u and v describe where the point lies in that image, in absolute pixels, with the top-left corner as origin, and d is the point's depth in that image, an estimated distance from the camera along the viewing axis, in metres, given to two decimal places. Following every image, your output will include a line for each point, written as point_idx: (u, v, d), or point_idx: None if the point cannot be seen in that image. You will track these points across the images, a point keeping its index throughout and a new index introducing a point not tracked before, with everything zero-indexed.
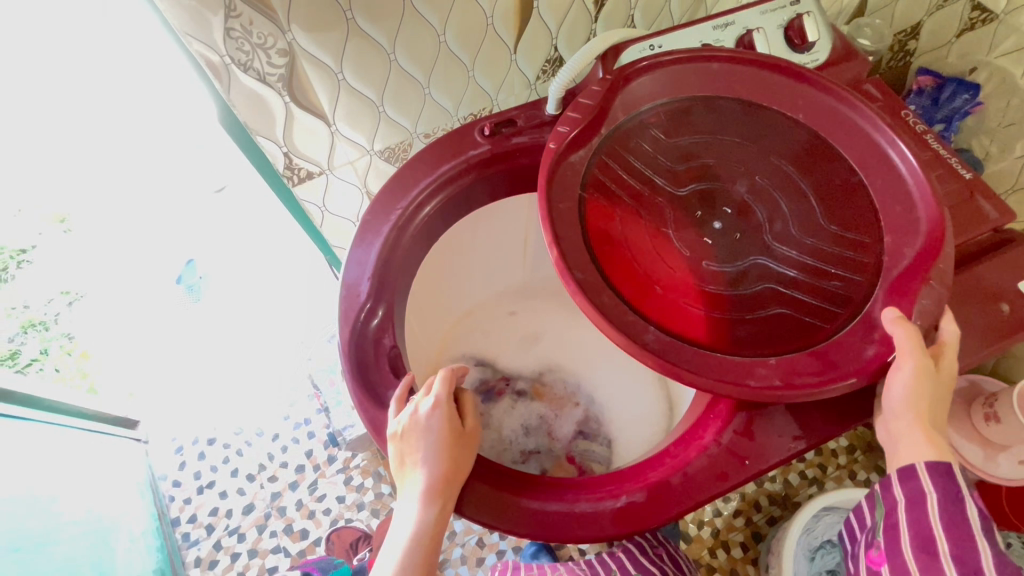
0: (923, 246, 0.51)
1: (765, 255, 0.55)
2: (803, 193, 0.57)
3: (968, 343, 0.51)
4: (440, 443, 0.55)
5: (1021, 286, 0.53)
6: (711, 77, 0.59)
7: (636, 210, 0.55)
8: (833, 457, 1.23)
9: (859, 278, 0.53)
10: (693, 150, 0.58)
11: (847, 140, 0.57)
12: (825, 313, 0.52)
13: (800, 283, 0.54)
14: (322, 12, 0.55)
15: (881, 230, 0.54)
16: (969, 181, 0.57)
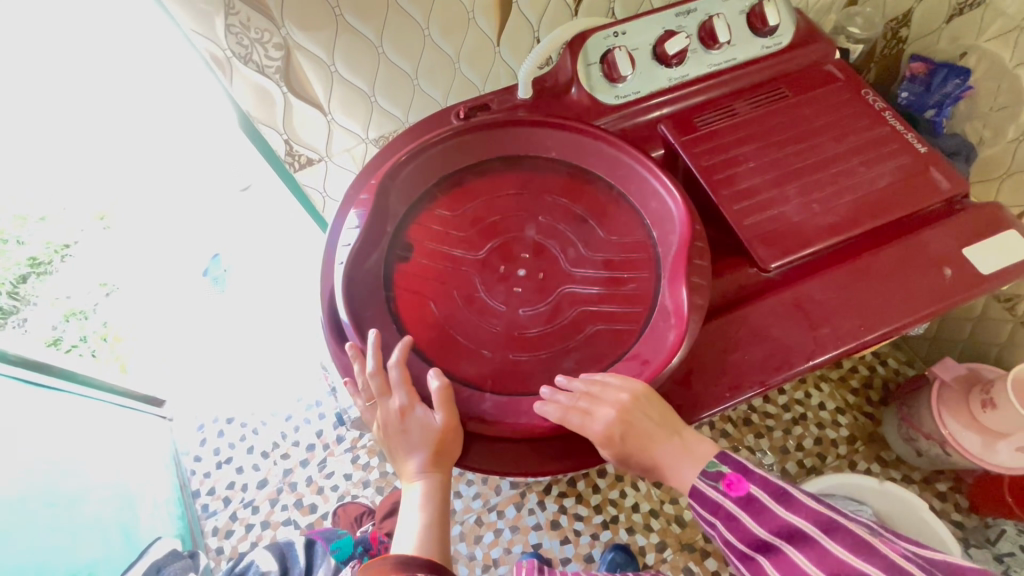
0: (678, 242, 0.55)
1: (569, 283, 0.57)
2: (631, 206, 0.60)
3: (909, 304, 0.53)
4: (415, 435, 0.56)
5: (964, 252, 0.55)
6: (501, 143, 0.63)
7: (449, 269, 0.58)
8: (832, 447, 1.23)
9: (645, 274, 0.57)
10: (507, 216, 0.61)
11: (640, 195, 0.60)
12: (627, 317, 0.55)
13: (604, 298, 0.56)
14: (314, 10, 0.62)
15: (650, 229, 0.59)
16: (923, 155, 0.59)
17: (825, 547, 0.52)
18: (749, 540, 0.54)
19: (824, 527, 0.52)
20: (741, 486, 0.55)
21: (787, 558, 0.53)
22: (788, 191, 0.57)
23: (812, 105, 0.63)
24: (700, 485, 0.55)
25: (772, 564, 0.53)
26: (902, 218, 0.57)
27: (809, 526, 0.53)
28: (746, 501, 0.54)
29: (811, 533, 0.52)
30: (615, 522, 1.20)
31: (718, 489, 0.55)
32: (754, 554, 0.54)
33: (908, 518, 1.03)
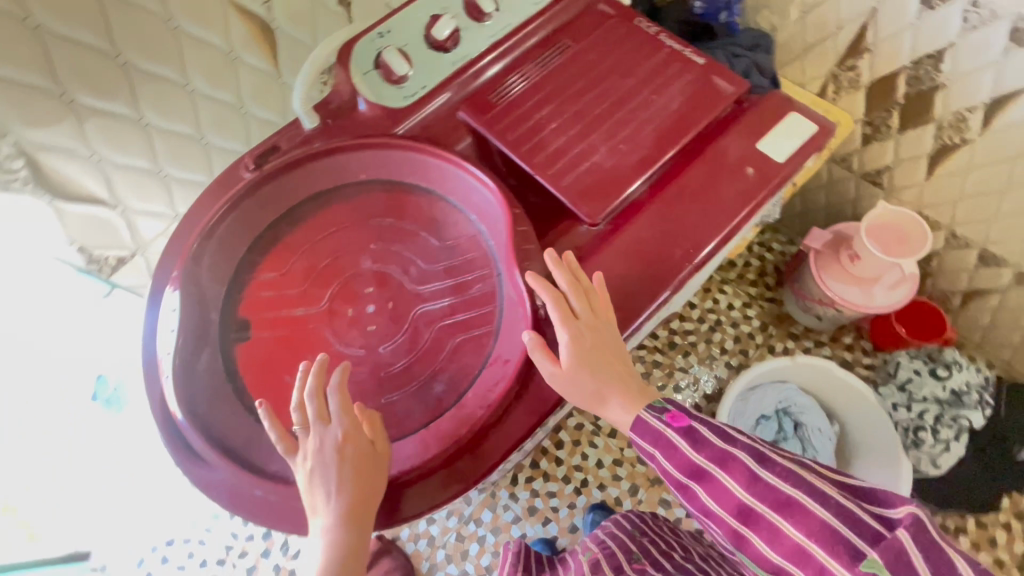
0: (505, 228, 0.54)
1: (419, 303, 0.55)
2: (455, 207, 0.58)
3: (725, 210, 0.56)
4: (341, 472, 0.48)
5: (757, 147, 0.57)
6: (307, 183, 0.59)
7: (293, 332, 0.55)
8: (750, 339, 1.31)
9: (488, 271, 0.55)
10: (338, 256, 0.58)
11: (459, 192, 0.58)
12: (482, 319, 0.54)
13: (456, 307, 0.55)
14: (42, 107, 0.55)
15: (479, 223, 0.57)
16: (702, 67, 0.61)
17: (754, 470, 0.44)
18: (683, 466, 0.48)
19: (761, 455, 0.45)
20: (685, 419, 0.50)
21: (717, 484, 0.46)
22: (594, 141, 0.58)
23: (595, 47, 0.64)
24: (644, 416, 0.51)
25: (704, 490, 0.47)
26: (702, 132, 0.59)
27: (744, 453, 0.45)
28: (685, 430, 0.49)
29: (744, 459, 0.45)
30: (586, 485, 1.22)
31: (661, 419, 0.50)
32: (687, 482, 0.48)
33: (823, 380, 1.13)
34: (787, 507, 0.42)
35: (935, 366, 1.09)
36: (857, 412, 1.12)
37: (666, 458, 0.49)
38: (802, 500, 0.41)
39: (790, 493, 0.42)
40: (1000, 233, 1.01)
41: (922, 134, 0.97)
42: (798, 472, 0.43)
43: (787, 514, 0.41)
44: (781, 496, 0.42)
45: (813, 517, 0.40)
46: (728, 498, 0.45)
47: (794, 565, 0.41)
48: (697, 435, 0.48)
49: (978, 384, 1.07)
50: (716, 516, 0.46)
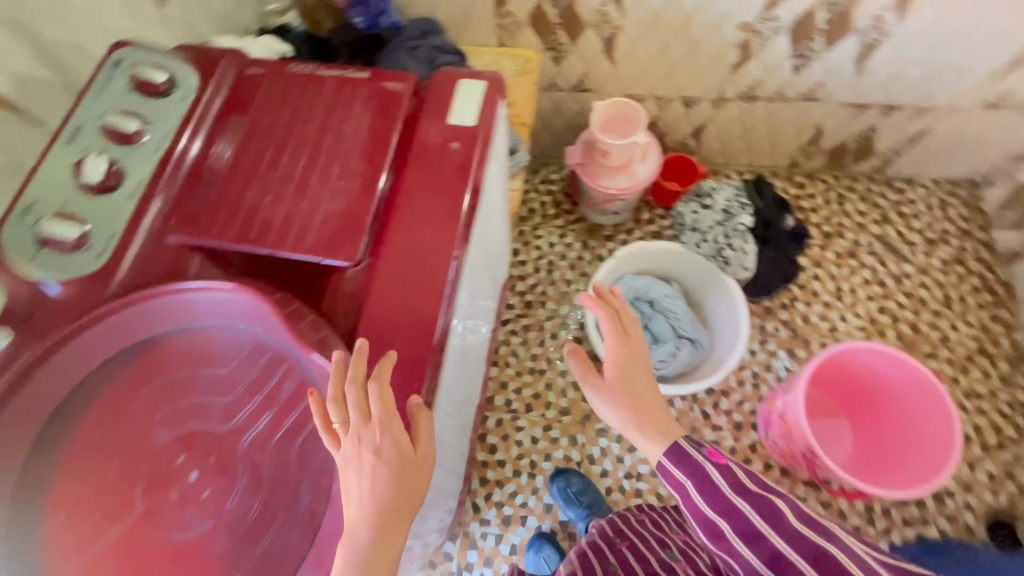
0: (275, 318, 0.52)
1: (239, 438, 0.51)
2: (221, 327, 0.54)
3: (453, 187, 0.57)
4: (378, 481, 0.47)
5: (448, 123, 0.60)
6: (26, 404, 0.48)
7: (121, 556, 0.47)
8: (581, 260, 1.44)
9: (288, 364, 0.53)
10: (123, 451, 0.50)
11: (216, 311, 0.54)
12: (308, 410, 0.51)
13: (277, 417, 0.51)
14: None
15: (253, 327, 0.54)
16: (369, 80, 0.64)
17: (783, 513, 0.55)
18: (718, 503, 0.58)
19: (796, 511, 0.55)
20: (721, 456, 0.61)
21: (745, 521, 0.56)
22: (314, 194, 0.57)
23: (266, 110, 0.63)
24: (682, 445, 0.63)
25: (731, 528, 0.57)
26: (401, 133, 0.61)
27: (781, 500, 0.56)
28: (725, 470, 0.60)
29: (776, 503, 0.55)
30: (536, 464, 1.26)
31: (699, 453, 0.62)
32: (718, 518, 0.58)
33: (646, 259, 1.27)
34: (813, 555, 0.52)
35: (703, 200, 1.27)
36: (679, 266, 1.27)
37: (699, 483, 0.60)
38: (817, 540, 0.52)
39: (820, 544, 0.52)
40: (682, 79, 1.23)
41: (587, 36, 1.14)
42: (826, 528, 0.53)
43: (796, 544, 0.53)
44: (812, 550, 0.52)
45: (837, 563, 0.51)
46: (761, 540, 0.55)
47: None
48: (736, 474, 0.59)
49: (733, 195, 1.27)
50: (722, 531, 0.58)
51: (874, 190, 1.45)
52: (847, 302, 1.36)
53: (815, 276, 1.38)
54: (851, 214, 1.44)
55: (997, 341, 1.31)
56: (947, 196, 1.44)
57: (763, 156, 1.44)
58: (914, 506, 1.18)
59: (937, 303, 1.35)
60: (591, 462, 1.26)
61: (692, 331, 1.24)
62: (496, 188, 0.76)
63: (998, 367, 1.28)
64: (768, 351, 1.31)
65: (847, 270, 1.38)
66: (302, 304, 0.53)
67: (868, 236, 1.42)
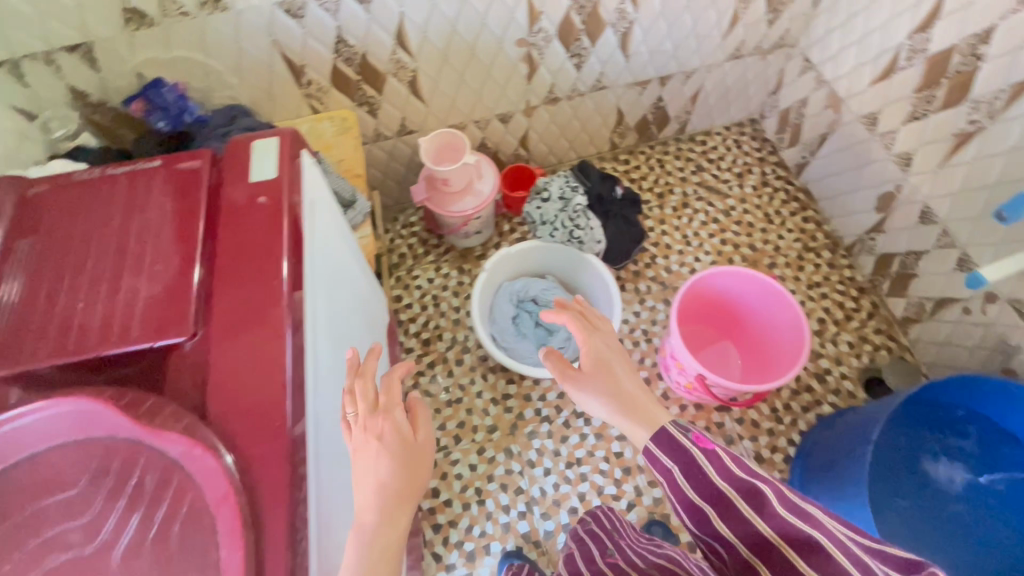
0: (115, 412, 0.50)
1: (107, 554, 0.47)
2: (62, 448, 0.50)
3: (269, 237, 0.59)
4: (384, 473, 0.60)
5: (251, 182, 0.62)
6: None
7: None
8: (465, 287, 1.50)
9: (143, 459, 0.50)
10: None
11: (48, 435, 0.50)
12: (174, 496, 0.48)
13: (145, 515, 0.48)
14: None
15: (98, 436, 0.51)
16: (164, 165, 0.65)
17: (775, 500, 0.52)
18: (703, 489, 0.56)
19: (782, 493, 0.53)
20: (708, 442, 0.59)
21: (734, 511, 0.54)
22: (129, 285, 0.57)
23: (61, 222, 0.62)
24: (671, 430, 0.61)
25: (717, 516, 0.55)
26: (211, 206, 0.63)
27: (768, 488, 0.53)
28: (713, 457, 0.57)
29: (762, 491, 0.53)
30: (482, 488, 1.26)
31: (687, 437, 0.60)
32: (704, 504, 0.56)
33: (510, 260, 1.34)
34: (803, 544, 0.50)
35: (541, 196, 1.34)
36: (543, 258, 1.37)
37: (681, 463, 0.58)
38: (801, 526, 0.50)
39: (810, 533, 0.50)
40: (487, 98, 1.35)
41: (390, 85, 1.24)
42: (807, 512, 0.51)
43: (778, 526, 0.51)
44: (802, 536, 0.50)
45: (824, 553, 0.49)
46: (749, 527, 0.53)
47: (761, 562, 0.52)
48: (729, 462, 0.56)
49: (565, 182, 1.36)
50: (697, 506, 0.57)
51: (683, 148, 1.68)
52: (694, 245, 1.54)
53: (662, 232, 1.56)
54: (671, 172, 1.65)
55: (816, 236, 1.55)
56: (738, 136, 1.70)
57: (585, 144, 1.61)
58: (805, 392, 1.34)
59: (761, 222, 1.58)
60: (530, 466, 1.28)
61: None
62: (331, 227, 0.77)
63: (824, 256, 1.52)
64: (648, 308, 1.44)
65: (687, 219, 1.58)
66: (145, 392, 0.52)
67: (691, 186, 1.63)
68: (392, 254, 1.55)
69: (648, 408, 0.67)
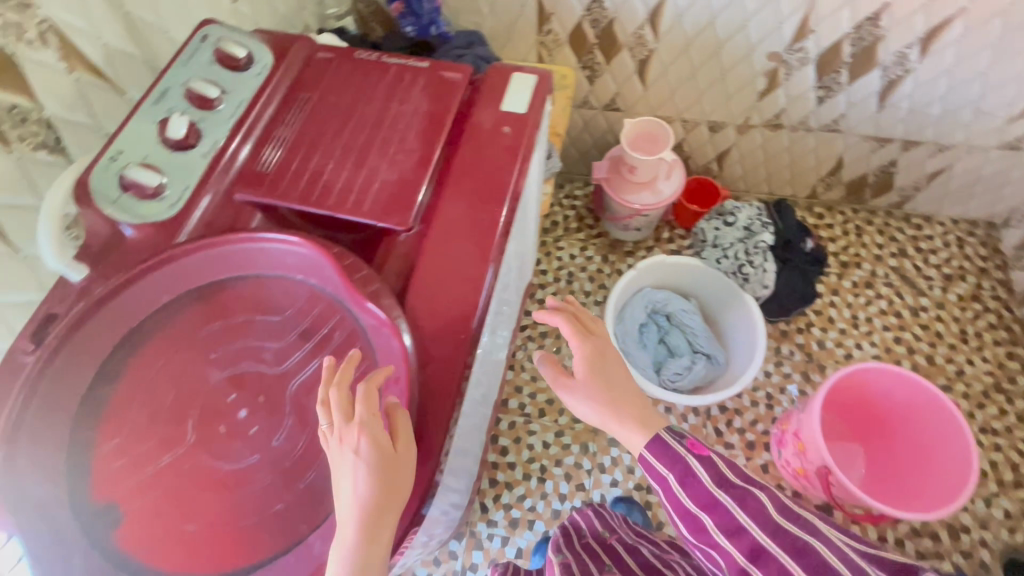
0: (332, 268, 0.56)
1: (287, 382, 0.54)
2: (279, 279, 0.58)
3: (503, 164, 0.61)
4: (363, 484, 0.48)
5: (503, 107, 0.65)
6: (104, 334, 0.53)
7: (171, 473, 0.50)
8: (602, 274, 1.45)
9: (338, 316, 0.56)
10: (179, 386, 0.53)
11: (274, 264, 0.58)
12: (355, 359, 0.54)
13: (325, 364, 0.54)
14: None
15: (308, 281, 0.57)
16: (430, 67, 0.69)
17: (766, 506, 0.55)
18: (700, 497, 0.58)
19: (776, 502, 0.56)
20: (703, 450, 0.61)
21: (728, 515, 0.56)
22: (373, 164, 0.62)
23: (333, 89, 0.68)
24: (664, 436, 0.63)
25: (711, 521, 0.57)
26: (457, 118, 0.66)
27: (761, 494, 0.56)
28: (707, 464, 0.60)
29: (758, 497, 0.56)
30: (547, 468, 1.27)
31: (682, 445, 0.62)
32: (699, 511, 0.58)
33: (663, 270, 1.28)
34: (799, 550, 0.52)
35: (725, 218, 1.28)
36: (699, 283, 1.28)
37: (679, 471, 0.60)
38: (798, 535, 0.53)
39: (805, 538, 0.53)
40: (708, 102, 1.28)
41: (620, 58, 1.21)
42: (799, 516, 0.55)
43: (774, 534, 0.54)
44: (797, 541, 0.53)
45: (819, 557, 0.52)
46: (742, 531, 0.55)
47: (756, 566, 0.54)
48: (727, 471, 0.59)
49: (756, 215, 1.28)
50: (691, 514, 0.59)
51: (893, 225, 1.48)
52: (862, 330, 1.37)
53: (831, 302, 1.40)
54: (868, 245, 1.46)
55: (1014, 380, 1.31)
56: (964, 235, 1.46)
57: (783, 181, 1.47)
58: (926, 537, 1.17)
59: (952, 337, 1.36)
60: (601, 470, 1.26)
61: (707, 346, 1.26)
62: (537, 172, 0.78)
63: (1014, 405, 1.28)
64: (784, 372, 1.32)
65: (864, 299, 1.40)
66: (357, 260, 0.57)
67: (885, 268, 1.43)
68: (545, 219, 1.53)
69: (638, 401, 0.67)
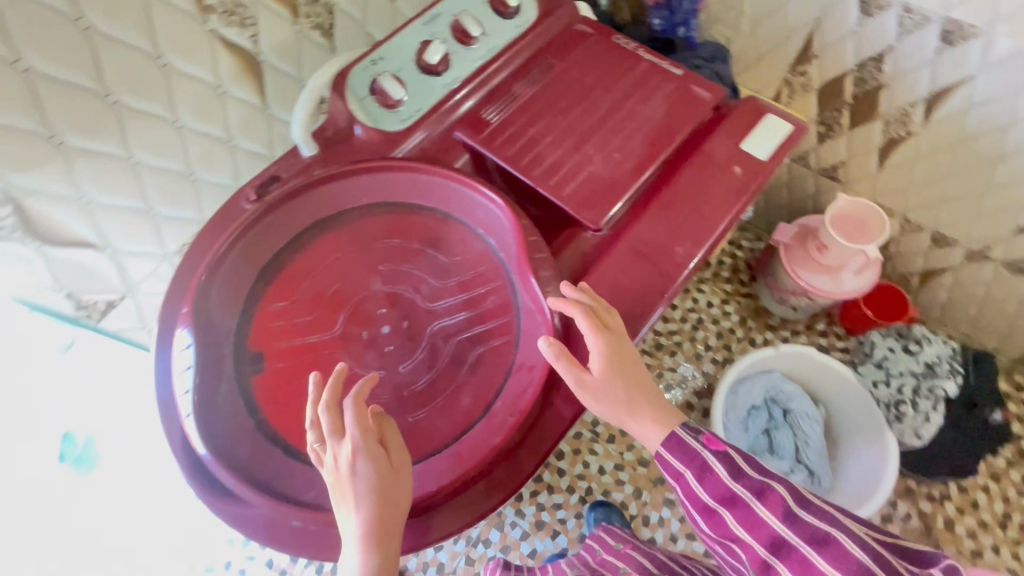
0: (515, 237, 0.56)
1: (434, 320, 0.56)
2: (462, 224, 0.60)
3: (721, 207, 0.60)
4: (362, 505, 0.47)
5: (743, 145, 0.63)
6: (310, 211, 0.59)
7: (313, 355, 0.54)
8: (732, 334, 1.23)
9: (500, 282, 0.57)
10: (346, 281, 0.57)
11: (464, 209, 0.59)
12: (501, 329, 0.55)
13: (471, 321, 0.56)
14: (30, 151, 0.56)
15: (485, 238, 0.59)
16: (682, 77, 0.66)
17: (794, 503, 0.48)
18: (720, 491, 0.50)
19: (799, 492, 0.49)
20: (722, 444, 0.52)
21: (752, 510, 0.48)
22: (588, 152, 0.61)
23: (579, 65, 0.67)
24: (680, 433, 0.53)
25: (734, 518, 0.49)
26: (688, 138, 0.64)
27: (783, 485, 0.49)
28: (729, 458, 0.51)
29: (781, 488, 0.49)
30: (591, 493, 1.08)
31: (698, 440, 0.52)
32: (717, 505, 0.50)
33: (805, 364, 1.13)
34: (821, 542, 0.45)
35: (907, 342, 1.10)
36: (837, 389, 1.13)
37: (698, 465, 0.51)
38: (829, 529, 0.46)
39: (826, 528, 0.46)
40: (951, 213, 1.02)
41: (870, 127, 0.98)
42: (823, 508, 0.47)
43: (799, 524, 0.46)
44: (820, 532, 0.46)
45: (851, 555, 0.44)
46: (764, 526, 0.48)
47: (778, 560, 0.47)
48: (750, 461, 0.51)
49: (948, 355, 1.08)
50: (708, 507, 0.51)
51: None
52: (1011, 535, 1.11)
53: (984, 487, 1.15)
54: None
55: None
56: None
57: (989, 334, 1.18)
58: None
59: None
60: (644, 523, 1.06)
61: (813, 461, 1.11)
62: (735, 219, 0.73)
63: None
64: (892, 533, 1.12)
65: None
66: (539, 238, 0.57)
67: None
68: None
69: (652, 392, 0.55)
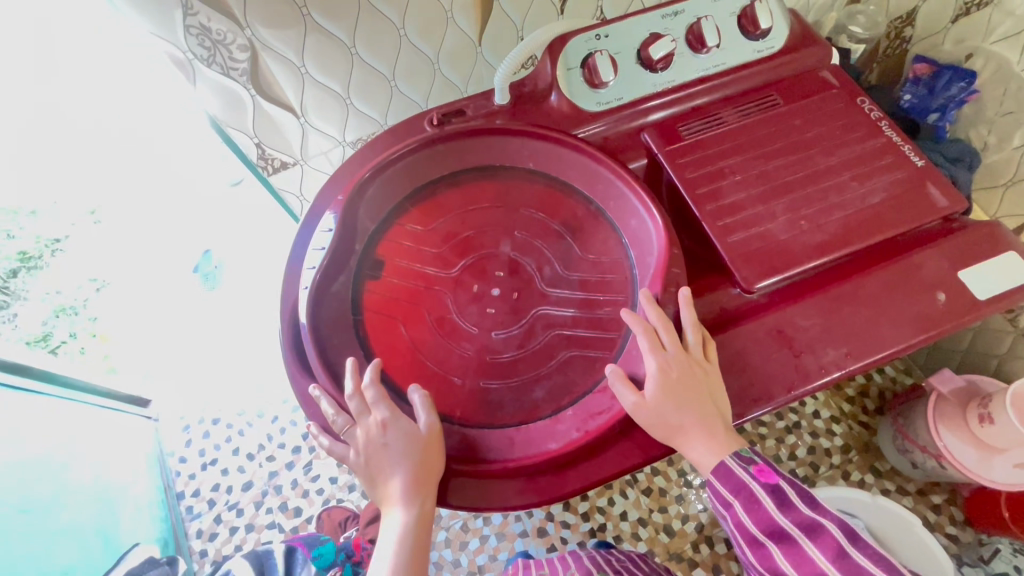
0: (657, 261, 0.53)
1: (544, 304, 0.55)
2: (609, 225, 0.58)
3: (900, 329, 0.53)
4: (395, 463, 0.52)
5: (960, 274, 0.54)
6: (478, 154, 0.59)
7: (425, 287, 0.56)
8: (825, 456, 1.08)
9: (622, 298, 0.55)
10: (482, 231, 0.58)
11: (619, 212, 0.57)
12: (603, 343, 0.54)
13: (578, 321, 0.54)
14: (279, 9, 0.61)
15: (626, 249, 0.56)
16: (921, 170, 0.57)
17: (845, 546, 0.48)
18: (767, 523, 0.50)
19: (849, 531, 0.49)
20: (771, 476, 0.52)
21: (800, 548, 0.49)
22: (776, 208, 0.56)
23: (805, 114, 0.61)
24: (730, 463, 0.51)
25: (782, 552, 0.49)
26: (896, 238, 0.56)
27: (830, 523, 0.49)
28: (777, 490, 0.51)
29: (830, 526, 0.49)
30: (603, 530, 1.03)
31: (747, 471, 0.51)
32: (765, 539, 0.50)
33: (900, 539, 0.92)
34: None
35: None
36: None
37: (747, 498, 0.51)
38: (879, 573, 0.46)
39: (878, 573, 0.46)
40: None
41: None
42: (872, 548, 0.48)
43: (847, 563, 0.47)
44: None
45: None
46: (812, 564, 0.48)
47: None
48: (803, 497, 0.51)
49: None
50: (755, 539, 0.51)
51: None
52: None
53: None
54: None
55: None
56: None
57: None
58: None
59: None
60: None
61: None
62: None
63: None
64: None
65: None
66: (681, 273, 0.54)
67: None
68: None
69: (713, 417, 0.51)
